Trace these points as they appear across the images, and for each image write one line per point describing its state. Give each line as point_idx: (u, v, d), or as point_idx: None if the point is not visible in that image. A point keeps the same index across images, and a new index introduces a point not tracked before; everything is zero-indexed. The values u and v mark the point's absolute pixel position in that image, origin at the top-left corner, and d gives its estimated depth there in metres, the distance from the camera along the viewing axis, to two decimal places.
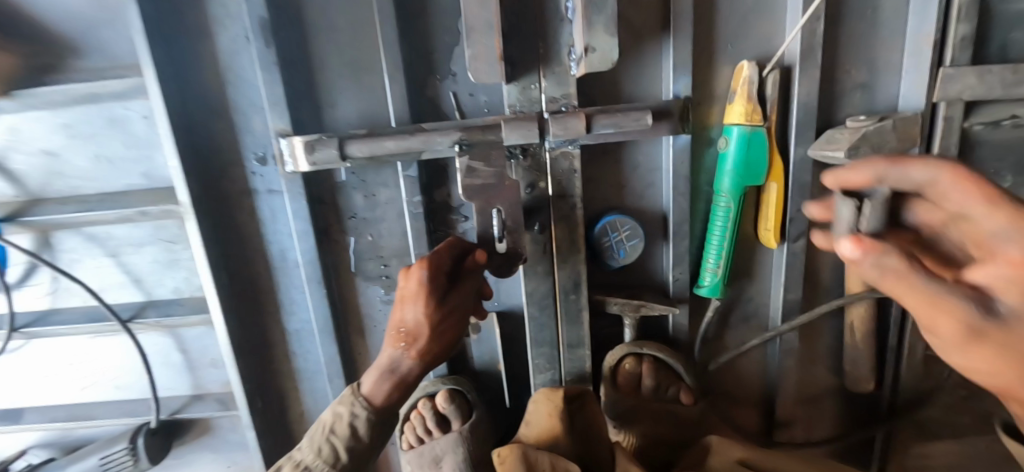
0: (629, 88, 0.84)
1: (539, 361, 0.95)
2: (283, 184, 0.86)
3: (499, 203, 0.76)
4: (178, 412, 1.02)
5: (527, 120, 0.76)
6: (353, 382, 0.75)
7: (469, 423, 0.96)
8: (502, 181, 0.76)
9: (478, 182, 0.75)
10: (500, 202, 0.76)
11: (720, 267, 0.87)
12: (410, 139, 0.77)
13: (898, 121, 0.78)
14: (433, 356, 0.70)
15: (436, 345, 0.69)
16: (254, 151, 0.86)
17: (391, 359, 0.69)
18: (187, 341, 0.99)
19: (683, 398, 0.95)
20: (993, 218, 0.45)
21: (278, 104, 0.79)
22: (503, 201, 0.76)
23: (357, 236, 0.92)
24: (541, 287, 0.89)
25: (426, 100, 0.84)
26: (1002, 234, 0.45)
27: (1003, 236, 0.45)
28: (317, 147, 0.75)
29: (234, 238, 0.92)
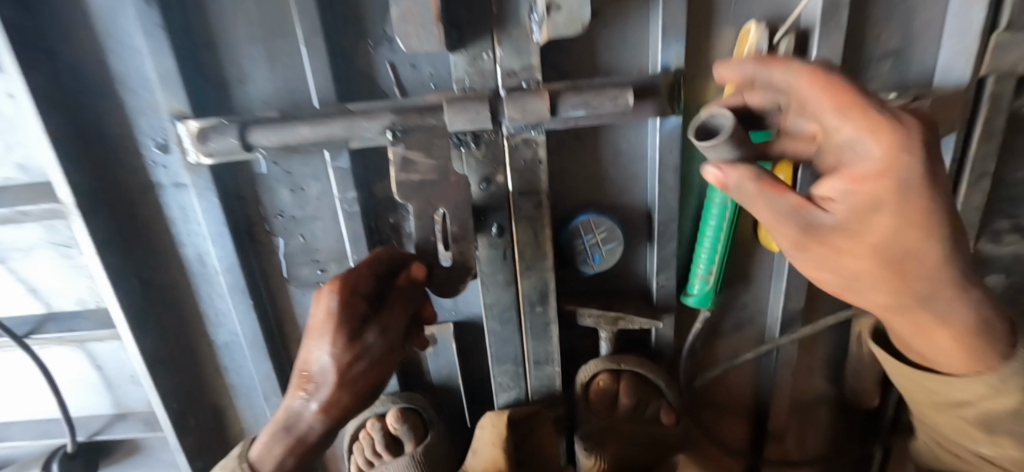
0: (607, 59, 0.68)
1: (502, 379, 0.83)
2: (187, 178, 0.71)
3: (441, 205, 0.61)
4: (98, 433, 0.90)
5: (475, 99, 0.61)
6: (246, 442, 0.61)
7: (424, 444, 0.83)
8: (445, 178, 0.60)
9: (416, 178, 0.60)
10: (444, 203, 0.61)
11: (712, 274, 0.74)
12: (332, 123, 0.62)
13: (935, 102, 0.66)
14: (344, 404, 0.57)
15: (348, 395, 0.56)
16: (152, 137, 0.71)
17: (290, 411, 0.56)
18: (100, 357, 0.86)
19: (663, 418, 0.82)
20: (850, 127, 0.41)
21: (170, 78, 0.64)
22: (448, 202, 0.61)
23: (287, 238, 0.78)
24: (502, 298, 0.76)
25: (358, 73, 0.68)
26: (858, 146, 0.42)
27: (860, 148, 0.41)
28: (210, 136, 0.60)
29: (142, 241, 0.78)
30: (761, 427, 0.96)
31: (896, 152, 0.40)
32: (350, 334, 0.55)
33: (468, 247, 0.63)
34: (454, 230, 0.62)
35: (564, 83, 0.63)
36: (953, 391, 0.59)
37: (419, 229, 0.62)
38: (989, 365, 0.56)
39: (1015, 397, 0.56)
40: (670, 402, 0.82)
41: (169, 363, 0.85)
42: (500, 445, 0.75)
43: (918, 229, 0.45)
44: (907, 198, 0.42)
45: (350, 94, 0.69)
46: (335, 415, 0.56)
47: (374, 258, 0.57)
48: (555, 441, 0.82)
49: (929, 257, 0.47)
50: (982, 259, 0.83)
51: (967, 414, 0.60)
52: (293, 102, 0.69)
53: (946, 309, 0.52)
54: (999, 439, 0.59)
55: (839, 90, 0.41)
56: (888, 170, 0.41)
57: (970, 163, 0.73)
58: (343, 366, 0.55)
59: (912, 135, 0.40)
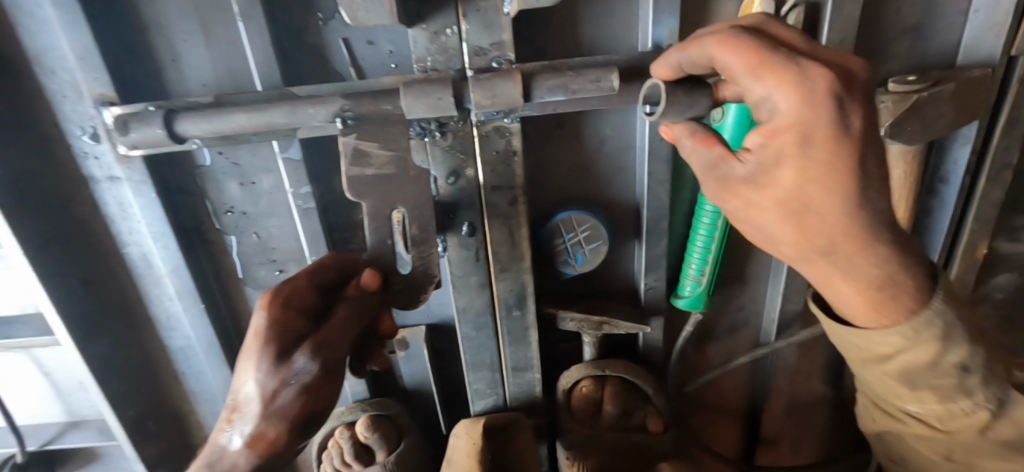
0: (591, 39, 0.61)
1: (479, 386, 0.78)
2: (121, 171, 0.63)
3: (402, 203, 0.52)
4: (49, 443, 0.84)
5: (437, 83, 0.53)
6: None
7: (397, 452, 0.77)
8: (405, 171, 0.51)
9: (372, 172, 0.51)
10: (403, 202, 0.52)
11: (704, 275, 0.68)
12: (271, 109, 0.54)
13: (960, 85, 0.57)
14: (281, 444, 0.45)
15: (281, 429, 0.45)
16: (78, 124, 0.62)
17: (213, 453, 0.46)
18: (45, 365, 0.79)
19: (651, 425, 0.76)
20: (757, 84, 0.38)
21: (89, 57, 0.55)
22: (408, 201, 0.52)
23: (240, 236, 0.71)
24: (475, 301, 0.70)
25: (310, 53, 0.60)
26: (771, 102, 0.38)
27: (774, 105, 0.38)
28: (131, 125, 0.53)
29: (77, 240, 0.69)
30: (753, 435, 0.94)
31: (809, 109, 0.37)
32: (280, 355, 0.46)
33: (431, 252, 0.54)
34: (415, 233, 0.53)
35: (540, 63, 0.57)
36: (871, 348, 0.53)
37: (372, 232, 0.52)
38: (905, 314, 0.50)
39: (932, 349, 0.50)
40: (657, 408, 0.77)
41: (122, 371, 0.79)
42: (476, 455, 0.69)
43: (822, 185, 0.40)
44: (811, 153, 0.38)
45: (301, 76, 0.61)
46: (264, 452, 0.45)
47: (316, 268, 0.53)
48: (534, 452, 0.75)
49: (834, 214, 0.42)
50: (998, 257, 0.77)
51: (888, 370, 0.54)
52: (236, 85, 0.61)
53: (868, 266, 0.46)
54: (922, 394, 0.55)
55: (754, 49, 0.38)
56: (797, 126, 0.37)
57: (993, 153, 0.66)
58: (271, 395, 0.45)
59: (821, 88, 0.36)
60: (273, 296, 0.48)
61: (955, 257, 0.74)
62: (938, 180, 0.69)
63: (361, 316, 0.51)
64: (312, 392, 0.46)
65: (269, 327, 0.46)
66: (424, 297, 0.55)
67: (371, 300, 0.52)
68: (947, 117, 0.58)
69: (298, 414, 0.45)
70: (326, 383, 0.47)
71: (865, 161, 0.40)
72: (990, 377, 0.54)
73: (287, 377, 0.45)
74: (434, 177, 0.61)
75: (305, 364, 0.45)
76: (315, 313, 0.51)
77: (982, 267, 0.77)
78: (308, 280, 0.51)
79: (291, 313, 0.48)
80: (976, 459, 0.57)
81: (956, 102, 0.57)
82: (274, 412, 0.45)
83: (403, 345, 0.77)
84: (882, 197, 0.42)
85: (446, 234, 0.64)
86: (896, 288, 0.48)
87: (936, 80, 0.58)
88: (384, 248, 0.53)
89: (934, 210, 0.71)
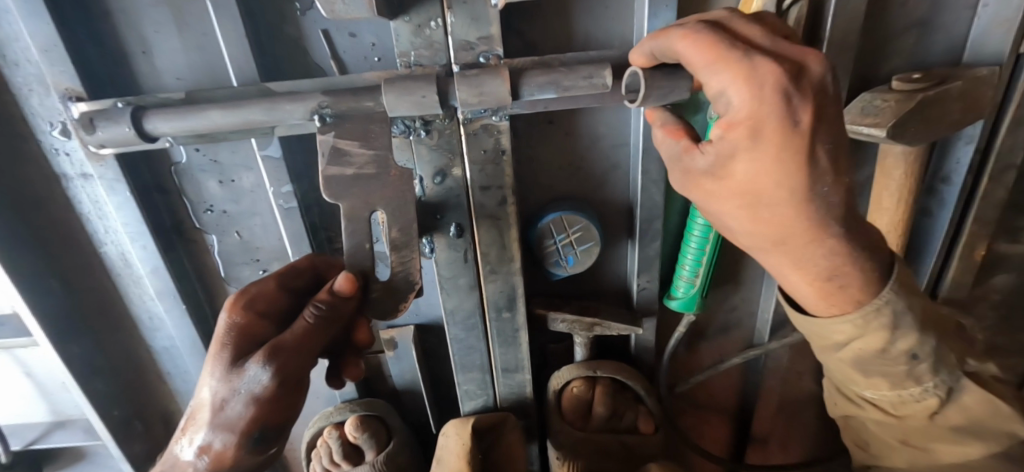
0: (585, 33, 0.59)
1: (469, 386, 0.78)
2: (91, 169, 0.60)
3: (380, 205, 0.49)
4: (33, 443, 0.83)
5: (421, 79, 0.50)
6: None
7: (387, 452, 0.77)
8: (387, 170, 0.49)
9: (350, 173, 0.49)
10: (383, 205, 0.49)
11: (698, 276, 0.67)
12: (245, 107, 0.51)
13: (966, 83, 0.55)
14: (228, 454, 0.49)
15: (228, 439, 0.48)
16: (48, 119, 0.58)
17: (174, 451, 0.52)
18: (24, 366, 0.77)
19: (641, 426, 0.76)
20: (718, 77, 0.39)
21: (52, 50, 0.52)
22: (388, 202, 0.49)
23: (221, 235, 0.69)
24: (464, 303, 0.68)
25: (291, 46, 0.58)
26: (726, 97, 0.39)
27: (728, 99, 0.39)
28: (98, 123, 0.50)
29: (54, 239, 0.67)
30: (742, 432, 0.96)
31: (763, 104, 0.37)
32: (238, 361, 0.49)
33: (411, 258, 0.51)
34: (396, 237, 0.50)
35: (530, 59, 0.54)
36: (825, 336, 0.53)
37: (349, 236, 0.48)
38: (855, 303, 0.50)
39: (881, 336, 0.51)
40: (648, 409, 0.77)
41: (106, 371, 0.77)
42: (466, 456, 0.68)
43: (775, 177, 0.41)
44: (760, 147, 0.39)
45: (281, 70, 0.59)
46: (214, 457, 0.49)
47: (289, 269, 0.56)
48: (523, 452, 0.75)
49: (785, 206, 0.43)
50: (998, 258, 0.75)
51: (843, 357, 0.54)
52: (213, 79, 0.58)
53: (820, 258, 0.47)
54: (874, 381, 0.55)
55: (711, 43, 0.39)
56: (750, 120, 0.38)
57: (996, 152, 0.64)
58: (224, 401, 0.48)
59: (772, 84, 0.37)
60: (240, 301, 0.52)
61: (952, 258, 0.73)
62: (938, 179, 0.67)
63: (327, 325, 0.50)
64: (262, 402, 0.47)
65: (229, 333, 0.50)
66: (404, 306, 0.51)
67: (342, 308, 0.50)
68: (952, 117, 0.56)
69: (248, 422, 0.48)
70: (278, 393, 0.48)
71: (816, 152, 0.40)
72: (942, 364, 0.53)
73: (238, 384, 0.48)
74: (419, 176, 0.58)
75: (256, 372, 0.47)
76: (280, 318, 0.54)
77: (982, 266, 0.76)
78: (277, 285, 0.55)
79: (255, 317, 0.52)
80: (930, 444, 0.56)
81: (961, 100, 0.55)
82: (226, 417, 0.48)
83: (392, 345, 0.75)
84: (833, 190, 0.42)
85: (432, 235, 0.62)
86: (850, 281, 0.49)
87: (941, 78, 0.56)
88: (359, 260, 0.49)
89: (933, 210, 0.69)
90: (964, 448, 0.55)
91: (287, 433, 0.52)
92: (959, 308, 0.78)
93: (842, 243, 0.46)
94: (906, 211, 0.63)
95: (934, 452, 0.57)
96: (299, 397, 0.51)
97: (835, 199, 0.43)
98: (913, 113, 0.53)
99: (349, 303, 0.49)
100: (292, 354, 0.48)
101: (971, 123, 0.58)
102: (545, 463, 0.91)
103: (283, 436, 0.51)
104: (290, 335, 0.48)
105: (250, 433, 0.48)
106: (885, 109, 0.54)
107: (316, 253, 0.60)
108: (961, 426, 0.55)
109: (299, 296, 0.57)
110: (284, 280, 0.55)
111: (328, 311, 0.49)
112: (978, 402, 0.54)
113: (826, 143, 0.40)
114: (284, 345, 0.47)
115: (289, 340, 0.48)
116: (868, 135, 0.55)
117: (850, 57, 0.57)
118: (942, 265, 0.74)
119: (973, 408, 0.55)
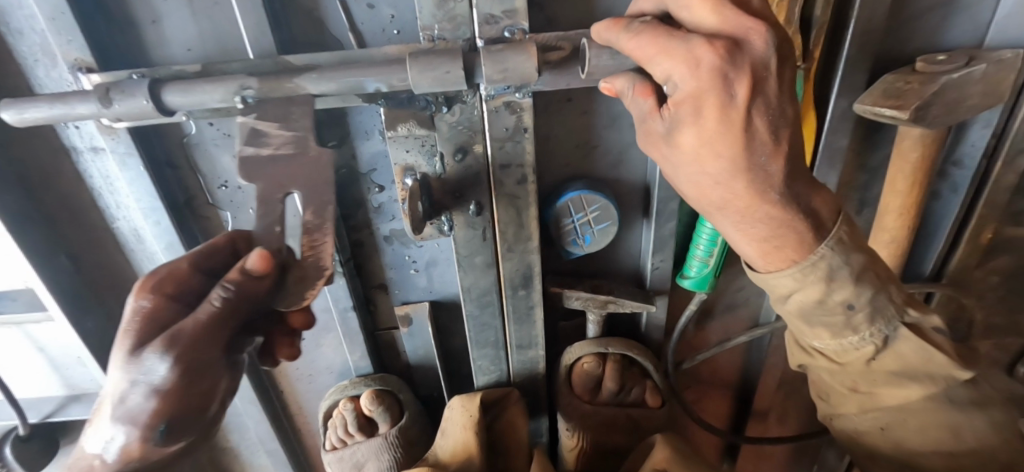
0: (609, 10, 0.58)
1: (482, 363, 0.79)
2: (102, 142, 0.59)
3: (294, 187, 0.46)
4: (50, 416, 0.83)
5: (444, 54, 0.48)
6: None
7: (400, 426, 0.79)
8: (304, 151, 0.48)
9: (268, 153, 0.48)
10: (298, 186, 0.46)
11: (712, 256, 0.68)
12: (212, 83, 0.49)
13: (991, 67, 0.55)
14: (135, 449, 0.43)
15: (133, 434, 0.42)
16: (56, 91, 0.57)
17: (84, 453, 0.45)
18: (40, 339, 0.77)
19: (648, 400, 0.79)
20: (666, 63, 0.41)
21: (60, 19, 0.50)
22: (303, 185, 0.46)
23: (235, 212, 0.68)
24: (481, 281, 0.69)
25: (307, 18, 0.56)
26: (672, 82, 0.42)
27: (675, 82, 0.42)
28: (114, 96, 0.48)
29: (63, 214, 0.66)
30: (743, 406, 1.00)
31: (706, 84, 0.40)
32: (139, 349, 0.43)
33: (324, 242, 0.45)
34: (309, 220, 0.45)
35: (555, 35, 0.53)
36: (770, 288, 0.54)
37: (259, 220, 0.45)
38: (791, 261, 0.51)
39: (818, 289, 0.51)
40: (655, 384, 0.80)
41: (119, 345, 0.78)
42: (471, 428, 0.71)
43: (725, 145, 0.43)
44: (704, 123, 0.42)
45: (295, 41, 0.57)
46: (128, 456, 0.43)
47: (207, 247, 0.49)
48: (526, 423, 0.77)
49: (727, 174, 0.45)
50: (1003, 241, 0.77)
51: (789, 308, 0.55)
52: (227, 52, 0.57)
53: (758, 221, 0.48)
54: (818, 331, 0.56)
55: (652, 38, 0.42)
56: (695, 97, 0.41)
57: (1012, 138, 0.64)
58: (125, 391, 0.42)
59: (710, 63, 0.40)
60: (148, 283, 0.46)
61: (959, 240, 0.74)
62: (951, 163, 0.68)
63: (240, 310, 0.44)
64: (163, 393, 0.41)
65: (132, 321, 0.44)
66: (310, 297, 0.44)
67: (254, 288, 0.43)
68: (973, 100, 0.56)
69: (151, 416, 0.41)
70: (180, 383, 0.41)
71: (753, 123, 0.42)
72: (879, 313, 0.54)
73: (136, 374, 0.41)
74: (440, 153, 0.58)
75: (154, 362, 0.41)
76: (196, 300, 0.48)
77: (987, 249, 0.77)
78: (190, 266, 0.48)
79: (164, 300, 0.46)
80: (876, 389, 0.58)
81: (984, 85, 0.56)
82: (126, 409, 0.41)
83: (407, 322, 0.76)
84: (771, 160, 0.44)
85: (451, 213, 0.62)
86: (786, 242, 0.50)
87: (967, 59, 0.56)
88: (270, 238, 0.45)
89: (944, 193, 0.71)
90: (904, 392, 0.57)
91: (203, 422, 0.45)
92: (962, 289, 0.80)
93: (779, 210, 0.47)
94: (918, 195, 0.64)
95: (879, 396, 0.59)
96: (213, 384, 0.44)
97: (775, 171, 0.45)
98: (935, 97, 0.53)
99: (261, 284, 0.43)
100: (197, 342, 0.42)
101: (991, 107, 0.59)
102: (552, 432, 0.94)
103: (197, 425, 0.45)
104: (193, 319, 0.42)
105: (156, 426, 0.42)
106: (907, 93, 0.54)
107: (240, 230, 0.52)
108: (899, 371, 0.57)
109: (217, 276, 0.50)
110: (199, 261, 0.48)
111: (236, 294, 0.43)
112: (914, 350, 0.55)
113: (766, 115, 0.43)
114: (186, 333, 0.41)
115: (194, 324, 0.42)
116: (888, 118, 0.54)
117: (874, 37, 0.57)
118: (951, 246, 0.76)
119: (909, 355, 0.56)
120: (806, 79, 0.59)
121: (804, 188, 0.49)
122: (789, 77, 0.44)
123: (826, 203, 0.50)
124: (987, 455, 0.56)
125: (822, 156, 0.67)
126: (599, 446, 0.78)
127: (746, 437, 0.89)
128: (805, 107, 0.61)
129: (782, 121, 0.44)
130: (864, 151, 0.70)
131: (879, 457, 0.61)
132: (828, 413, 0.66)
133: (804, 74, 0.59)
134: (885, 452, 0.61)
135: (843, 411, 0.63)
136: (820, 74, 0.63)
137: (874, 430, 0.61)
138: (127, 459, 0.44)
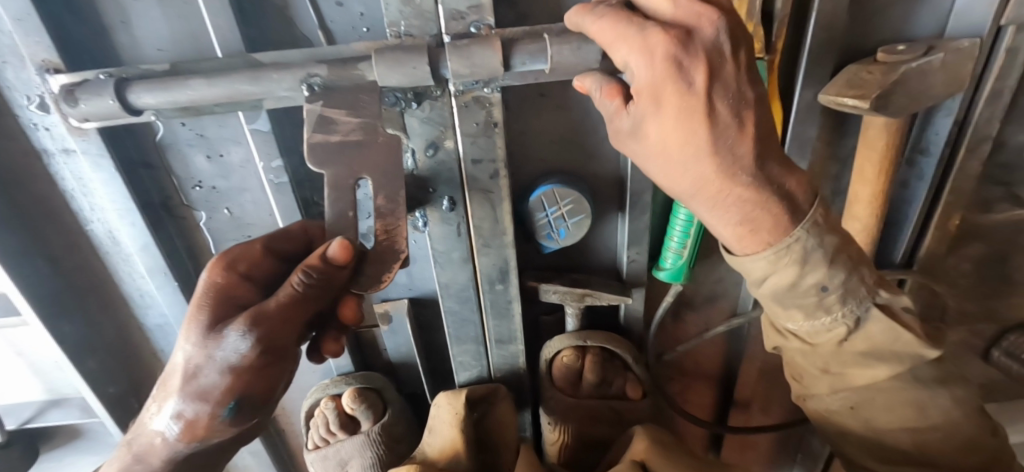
0: (578, 5, 0.59)
1: (464, 358, 0.80)
2: (72, 143, 0.58)
3: (365, 171, 0.46)
4: (28, 422, 0.84)
5: (411, 49, 0.48)
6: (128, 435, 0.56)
7: (382, 422, 0.78)
8: (375, 137, 0.47)
9: (337, 139, 0.47)
10: (369, 171, 0.46)
11: (686, 247, 0.69)
12: (175, 84, 0.49)
13: (948, 56, 0.56)
14: (205, 422, 0.48)
15: (208, 406, 0.47)
16: (24, 93, 0.56)
17: (153, 421, 0.51)
18: (18, 345, 0.77)
19: (629, 393, 0.81)
20: (626, 50, 0.42)
21: (25, 20, 0.49)
22: (373, 169, 0.46)
23: (210, 211, 0.68)
24: (458, 277, 0.70)
25: (278, 16, 0.57)
26: (630, 68, 0.43)
27: (632, 68, 0.43)
28: (79, 96, 0.48)
29: (40, 216, 0.66)
30: (726, 396, 1.01)
31: (661, 73, 0.42)
32: (216, 327, 0.47)
33: (399, 225, 0.47)
34: (381, 205, 0.47)
35: (520, 30, 0.53)
36: (746, 271, 0.55)
37: (332, 204, 0.46)
38: (766, 243, 0.51)
39: (792, 271, 0.52)
40: (636, 376, 0.81)
41: (98, 349, 0.78)
42: (459, 425, 0.71)
43: (688, 131, 0.44)
44: (665, 112, 0.44)
45: (266, 40, 0.58)
46: (198, 428, 0.49)
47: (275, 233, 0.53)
48: (514, 419, 0.78)
49: (695, 160, 0.46)
50: (973, 228, 0.78)
51: (764, 291, 0.56)
52: (198, 51, 0.57)
53: (731, 207, 0.49)
54: (792, 312, 0.57)
55: (613, 22, 0.43)
56: (653, 85, 0.43)
57: (973, 125, 0.66)
58: (200, 367, 0.46)
59: (666, 50, 0.41)
60: (223, 261, 0.50)
61: (928, 227, 0.76)
62: (917, 151, 0.70)
63: (318, 292, 0.45)
64: (239, 370, 0.45)
65: (207, 293, 0.49)
66: (389, 280, 0.47)
67: (334, 273, 0.45)
68: (934, 89, 0.57)
69: (225, 391, 0.46)
70: (253, 365, 0.46)
71: (715, 108, 0.44)
72: (851, 294, 0.55)
73: (214, 351, 0.46)
74: (411, 149, 0.59)
75: (234, 341, 0.45)
76: (269, 281, 0.52)
77: (957, 236, 0.78)
78: (262, 248, 0.51)
79: (237, 278, 0.50)
80: (845, 369, 0.59)
81: (944, 74, 0.57)
82: (200, 385, 0.46)
83: (386, 319, 0.76)
84: (739, 142, 0.45)
85: (425, 208, 0.63)
86: (761, 224, 0.50)
87: (924, 48, 0.57)
88: (345, 225, 0.46)
89: (912, 182, 0.72)
90: (872, 371, 0.58)
91: (266, 406, 0.50)
92: (933, 275, 0.81)
93: (751, 192, 0.48)
94: (885, 182, 0.65)
95: (848, 376, 0.60)
96: (280, 369, 0.48)
97: (743, 153, 0.46)
98: (894, 86, 0.54)
99: (339, 269, 0.44)
100: (276, 324, 0.45)
101: (951, 95, 0.60)
102: (536, 428, 0.95)
103: (261, 407, 0.49)
104: (274, 301, 0.45)
105: (226, 403, 0.46)
106: (869, 82, 0.55)
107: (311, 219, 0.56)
108: (868, 352, 0.57)
109: (290, 261, 0.54)
110: (271, 243, 0.52)
111: (318, 278, 0.44)
112: (884, 332, 0.56)
113: (726, 100, 0.44)
114: (267, 314, 0.45)
115: (273, 306, 0.44)
116: (851, 108, 0.56)
117: (838, 27, 0.58)
118: (919, 233, 0.77)
119: (878, 337, 0.56)
120: (772, 70, 0.60)
121: (777, 169, 0.49)
122: (740, 67, 0.44)
123: (801, 184, 0.51)
124: (948, 430, 0.58)
125: (791, 146, 0.68)
126: (582, 438, 0.79)
127: (729, 427, 0.90)
128: (771, 98, 0.62)
129: (744, 105, 0.45)
130: (834, 141, 0.71)
131: (850, 436, 0.62)
132: (799, 394, 0.66)
133: (767, 66, 0.60)
134: (855, 430, 0.61)
135: (814, 392, 0.63)
136: (786, 66, 0.64)
137: (844, 409, 0.61)
138: (193, 430, 0.49)
